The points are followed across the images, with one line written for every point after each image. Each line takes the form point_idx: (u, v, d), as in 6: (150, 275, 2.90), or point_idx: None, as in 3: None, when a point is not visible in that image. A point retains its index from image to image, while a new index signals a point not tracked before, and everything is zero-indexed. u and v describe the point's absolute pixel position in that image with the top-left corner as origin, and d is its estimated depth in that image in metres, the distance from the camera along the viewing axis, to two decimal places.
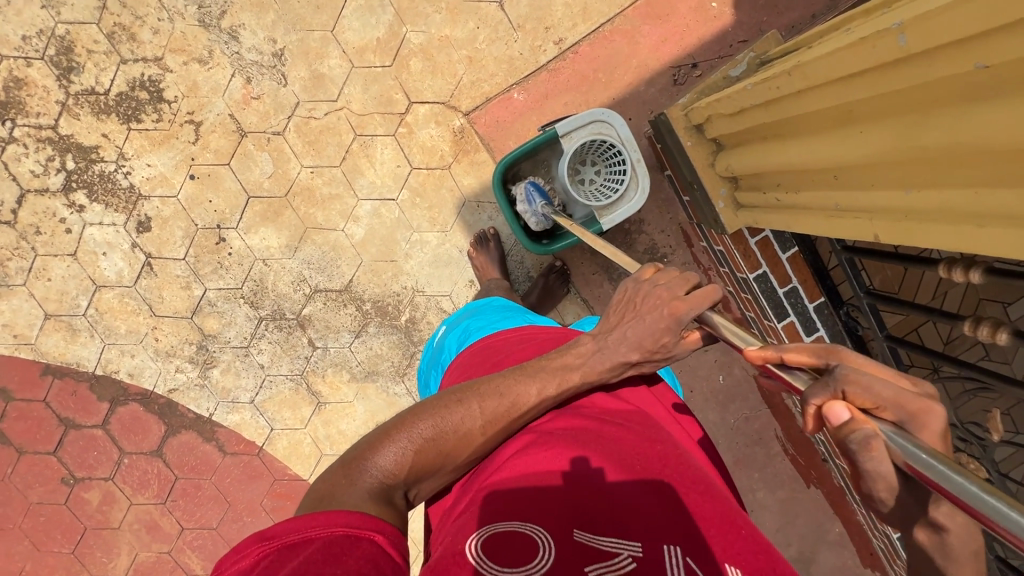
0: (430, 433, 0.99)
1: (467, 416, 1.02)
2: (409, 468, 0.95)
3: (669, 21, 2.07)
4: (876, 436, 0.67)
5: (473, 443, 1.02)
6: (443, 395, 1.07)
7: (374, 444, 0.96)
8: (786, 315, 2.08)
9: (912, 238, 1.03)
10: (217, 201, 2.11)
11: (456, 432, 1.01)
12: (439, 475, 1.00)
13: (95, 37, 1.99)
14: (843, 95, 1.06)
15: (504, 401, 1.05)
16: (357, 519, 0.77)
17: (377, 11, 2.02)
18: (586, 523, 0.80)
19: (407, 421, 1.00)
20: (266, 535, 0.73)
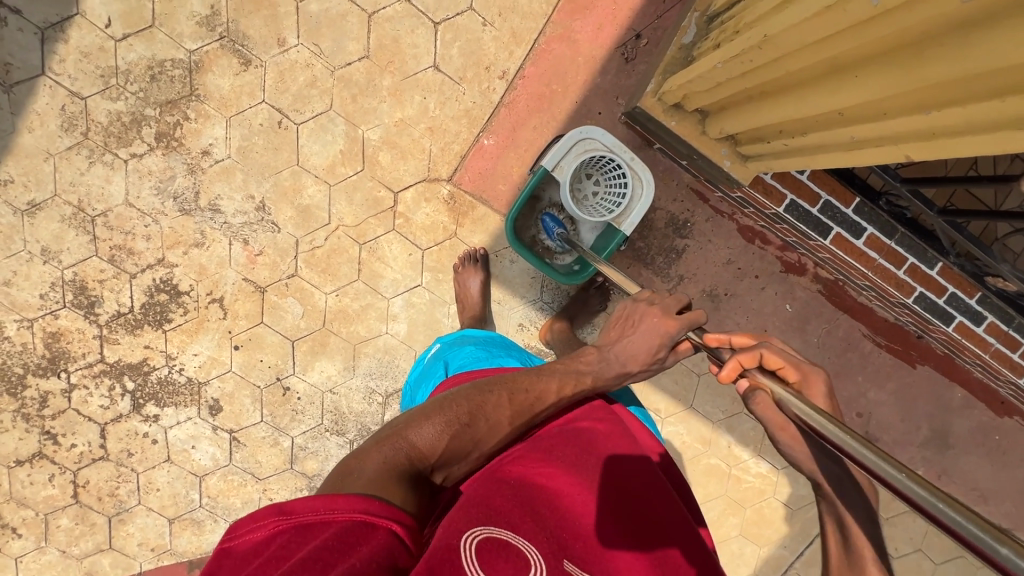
0: (466, 418, 1.05)
1: (499, 406, 1.10)
2: (442, 448, 0.99)
3: (596, 8, 2.05)
4: (761, 391, 1.01)
5: (505, 428, 1.09)
6: (474, 385, 1.15)
7: (412, 421, 1.02)
8: (829, 229, 2.03)
9: (951, 152, 1.02)
10: (268, 357, 2.18)
11: (487, 421, 1.07)
12: (466, 461, 1.05)
13: (99, 267, 2.06)
14: (831, 47, 1.06)
15: (530, 396, 1.15)
16: (381, 511, 0.77)
17: (329, 126, 2.04)
18: (576, 554, 0.85)
19: (457, 396, 1.10)
20: (284, 509, 0.74)
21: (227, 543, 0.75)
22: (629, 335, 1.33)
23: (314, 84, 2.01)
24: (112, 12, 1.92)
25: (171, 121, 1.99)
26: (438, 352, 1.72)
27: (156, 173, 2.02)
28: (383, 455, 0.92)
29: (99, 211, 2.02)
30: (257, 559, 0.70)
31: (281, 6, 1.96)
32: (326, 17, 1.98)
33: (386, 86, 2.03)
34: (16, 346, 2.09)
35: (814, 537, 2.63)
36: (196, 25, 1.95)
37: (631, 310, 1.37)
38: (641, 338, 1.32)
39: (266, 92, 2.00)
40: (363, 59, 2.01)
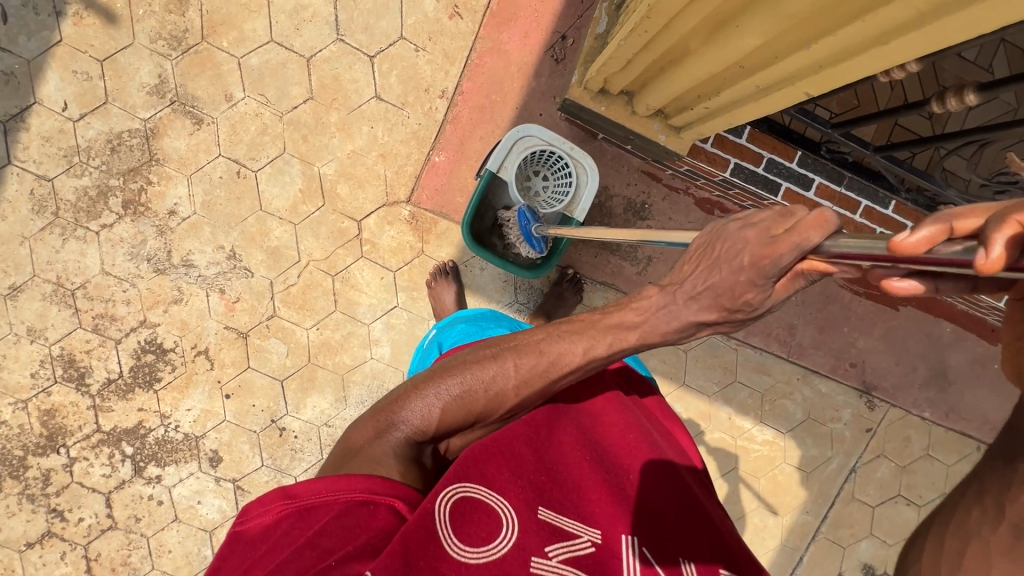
0: (460, 391, 1.00)
1: (501, 376, 0.99)
2: (437, 422, 0.99)
3: (520, 18, 2.16)
4: None
5: (507, 402, 0.99)
6: (493, 347, 1.05)
7: (421, 389, 1.02)
8: (778, 186, 2.08)
9: (841, 77, 1.09)
10: (260, 400, 2.21)
11: (486, 392, 0.99)
12: (471, 430, 1.03)
13: (85, 337, 2.12)
14: (706, 5, 1.14)
15: (543, 360, 0.98)
16: (380, 486, 0.82)
17: (286, 169, 2.13)
18: (552, 502, 0.89)
19: (469, 361, 1.04)
20: (288, 494, 0.81)
21: (240, 526, 0.83)
22: (707, 267, 0.82)
23: (265, 131, 2.11)
24: (66, 96, 2.03)
25: (135, 187, 2.09)
26: (433, 336, 1.78)
27: (128, 239, 2.10)
28: (380, 426, 0.98)
29: (78, 284, 2.10)
30: (269, 540, 0.78)
31: (223, 65, 2.08)
32: (267, 68, 2.09)
33: (334, 121, 2.13)
34: (14, 429, 2.14)
35: (836, 498, 2.60)
36: (147, 95, 2.06)
37: (718, 232, 0.81)
38: (730, 267, 0.78)
39: (221, 146, 2.10)
40: (308, 100, 2.12)
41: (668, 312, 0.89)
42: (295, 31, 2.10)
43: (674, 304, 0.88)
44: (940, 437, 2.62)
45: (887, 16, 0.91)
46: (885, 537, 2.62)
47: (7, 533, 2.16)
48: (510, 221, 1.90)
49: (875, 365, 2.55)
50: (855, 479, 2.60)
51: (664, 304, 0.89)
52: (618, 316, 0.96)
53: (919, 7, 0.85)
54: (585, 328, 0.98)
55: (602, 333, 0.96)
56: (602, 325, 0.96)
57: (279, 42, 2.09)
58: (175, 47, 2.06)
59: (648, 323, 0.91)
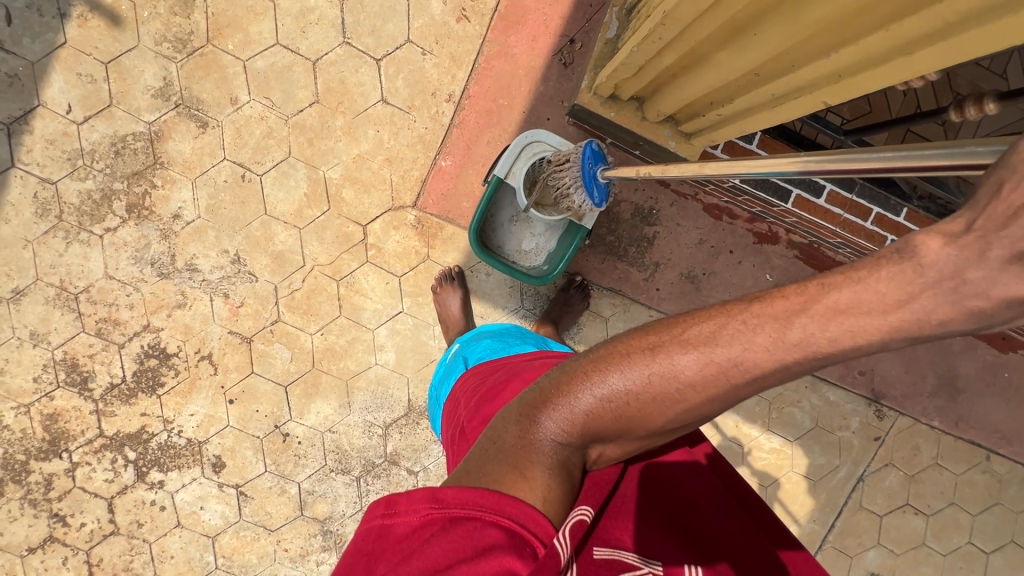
0: (617, 390, 0.79)
1: (661, 376, 0.75)
2: (584, 431, 0.83)
3: (528, 21, 2.13)
4: None
5: (672, 413, 0.77)
6: (652, 330, 0.78)
7: (569, 383, 0.84)
8: (788, 192, 2.04)
9: (860, 87, 1.06)
10: (263, 406, 2.19)
11: (645, 398, 0.77)
12: (626, 437, 0.85)
13: (87, 342, 2.11)
14: (724, 11, 1.11)
15: (726, 358, 0.69)
16: (530, 521, 0.74)
17: (290, 173, 2.11)
18: (610, 535, 0.90)
19: (621, 351, 0.79)
20: (437, 497, 0.76)
21: (387, 519, 0.79)
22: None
23: (270, 135, 2.09)
24: (70, 98, 2.02)
25: (139, 191, 2.07)
26: (454, 353, 1.76)
27: (131, 243, 2.09)
28: (523, 427, 0.85)
29: (81, 288, 2.08)
30: (412, 545, 0.74)
31: (229, 68, 2.06)
32: (273, 71, 2.07)
33: (339, 125, 2.11)
34: (16, 433, 2.12)
35: (843, 507, 2.57)
36: (151, 98, 2.04)
37: None
38: None
39: (226, 150, 2.08)
40: (314, 104, 2.10)
41: (968, 285, 0.52)
42: (300, 34, 2.08)
43: (979, 269, 0.50)
44: (949, 446, 2.59)
45: (913, 26, 0.88)
46: (892, 547, 2.59)
47: (8, 538, 2.14)
48: (570, 160, 1.69)
49: (885, 372, 2.53)
50: (863, 488, 2.58)
51: (955, 269, 0.52)
52: (853, 292, 0.59)
53: (947, 16, 0.82)
54: (793, 313, 0.63)
55: (822, 321, 0.61)
56: (824, 305, 0.61)
57: (285, 46, 2.07)
58: (180, 50, 2.04)
59: (917, 305, 0.55)
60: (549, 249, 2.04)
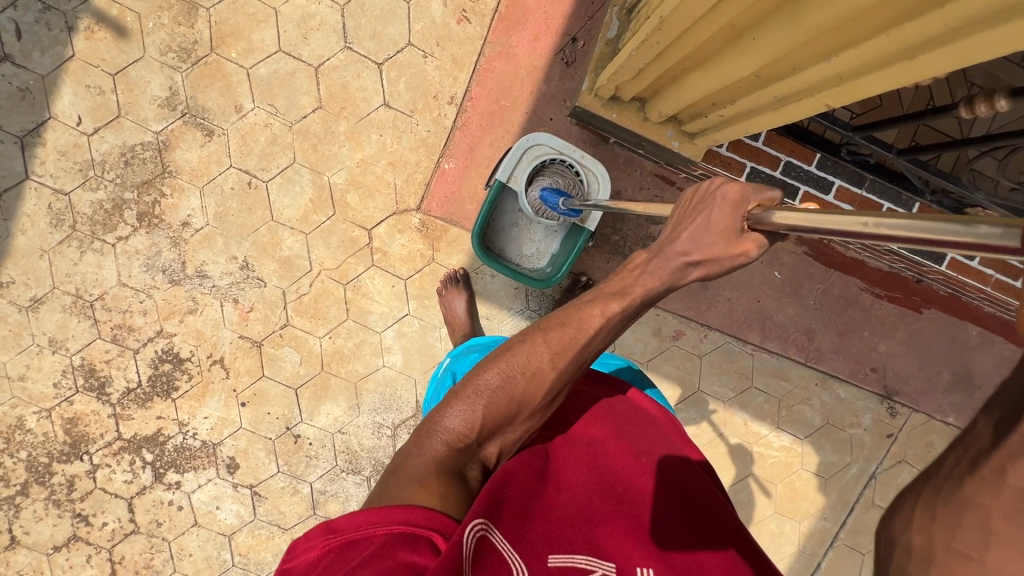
0: (499, 380, 1.00)
1: (532, 355, 1.00)
2: (479, 422, 0.98)
3: (529, 21, 2.12)
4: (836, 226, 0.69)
5: (547, 380, 1.00)
6: (517, 336, 1.06)
7: (457, 392, 1.02)
8: (796, 190, 1.99)
9: (863, 90, 1.04)
10: (275, 408, 2.23)
11: (523, 376, 1.00)
12: (516, 422, 1.01)
13: (104, 347, 2.16)
14: (723, 15, 1.10)
15: (569, 329, 1.00)
16: (421, 519, 0.78)
17: (296, 179, 2.13)
18: (564, 540, 0.88)
19: (498, 356, 1.05)
20: (332, 528, 0.77)
21: (286, 564, 0.79)
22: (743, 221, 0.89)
23: (276, 142, 2.11)
24: (80, 110, 2.05)
25: (149, 200, 2.11)
26: (445, 365, 1.78)
27: (143, 251, 2.13)
28: (423, 442, 0.98)
29: (96, 295, 2.13)
30: None
31: (233, 76, 2.08)
32: (277, 78, 2.09)
33: (343, 130, 2.13)
34: (39, 436, 2.19)
35: (855, 504, 2.55)
36: (158, 108, 2.07)
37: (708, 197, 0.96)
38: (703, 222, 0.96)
39: (232, 157, 2.11)
40: (317, 110, 2.11)
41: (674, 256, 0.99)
42: (303, 39, 2.08)
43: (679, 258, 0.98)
44: None
45: (914, 30, 0.86)
46: None
47: (34, 537, 2.22)
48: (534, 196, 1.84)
49: (898, 369, 2.49)
50: (875, 485, 2.55)
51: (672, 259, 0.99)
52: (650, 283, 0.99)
53: (950, 22, 0.80)
54: (600, 300, 1.00)
55: (617, 301, 0.99)
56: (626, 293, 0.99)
57: (288, 52, 2.08)
58: (185, 59, 2.07)
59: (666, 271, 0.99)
60: (552, 253, 2.04)
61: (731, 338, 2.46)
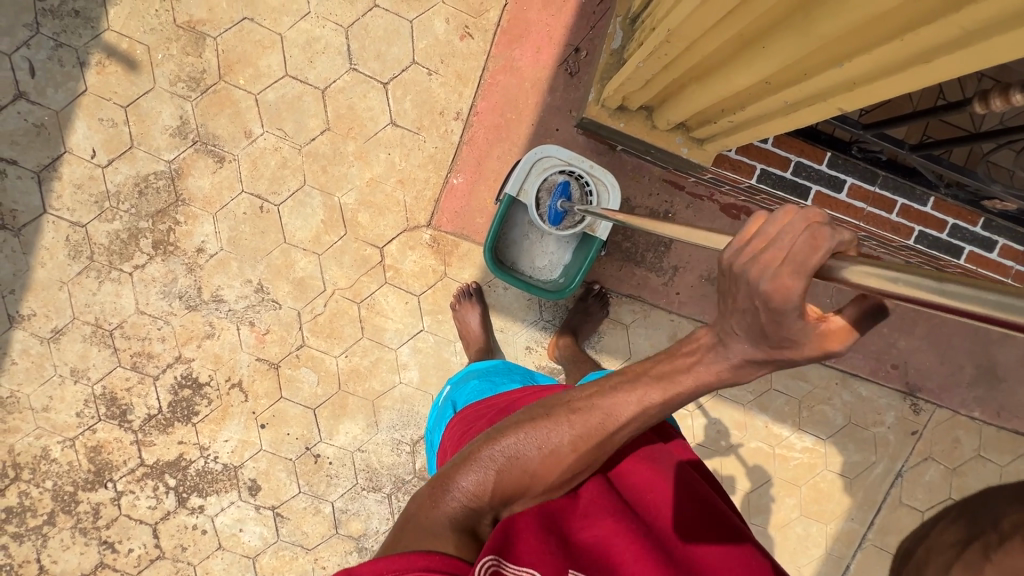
0: (512, 452, 0.93)
1: (554, 434, 0.91)
2: (493, 492, 0.91)
3: (531, 34, 2.12)
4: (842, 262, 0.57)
5: (568, 460, 0.90)
6: (543, 405, 0.97)
7: (471, 458, 0.96)
8: (808, 189, 1.99)
9: (877, 93, 1.04)
10: (294, 429, 2.24)
11: (541, 452, 0.92)
12: (531, 500, 0.93)
13: (124, 375, 2.19)
14: (732, 25, 1.09)
15: (597, 413, 0.88)
16: (429, 559, 0.75)
17: (307, 201, 2.15)
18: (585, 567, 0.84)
19: (516, 423, 0.97)
20: (339, 569, 0.72)
21: None
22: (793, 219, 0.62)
23: (286, 165, 2.13)
24: (94, 143, 2.09)
25: (164, 228, 2.13)
26: (445, 394, 1.76)
27: (159, 278, 2.15)
28: (433, 496, 0.92)
29: (116, 324, 2.16)
30: None
31: (241, 102, 2.10)
32: (284, 102, 2.11)
33: (351, 151, 2.14)
34: (64, 465, 2.21)
35: (882, 504, 2.51)
36: (170, 137, 2.10)
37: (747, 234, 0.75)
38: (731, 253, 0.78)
39: (243, 182, 2.13)
40: (325, 132, 2.13)
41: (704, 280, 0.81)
42: (309, 63, 2.11)
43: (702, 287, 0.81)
44: (992, 437, 2.51)
45: (929, 35, 0.85)
46: None
47: (62, 565, 2.24)
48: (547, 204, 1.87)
49: (919, 364, 2.45)
50: (901, 484, 2.51)
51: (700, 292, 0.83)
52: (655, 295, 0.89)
53: (965, 26, 0.79)
54: (634, 377, 0.86)
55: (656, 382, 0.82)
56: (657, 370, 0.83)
57: (294, 76, 2.11)
58: (194, 88, 2.09)
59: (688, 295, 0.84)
60: (564, 263, 2.04)
61: None
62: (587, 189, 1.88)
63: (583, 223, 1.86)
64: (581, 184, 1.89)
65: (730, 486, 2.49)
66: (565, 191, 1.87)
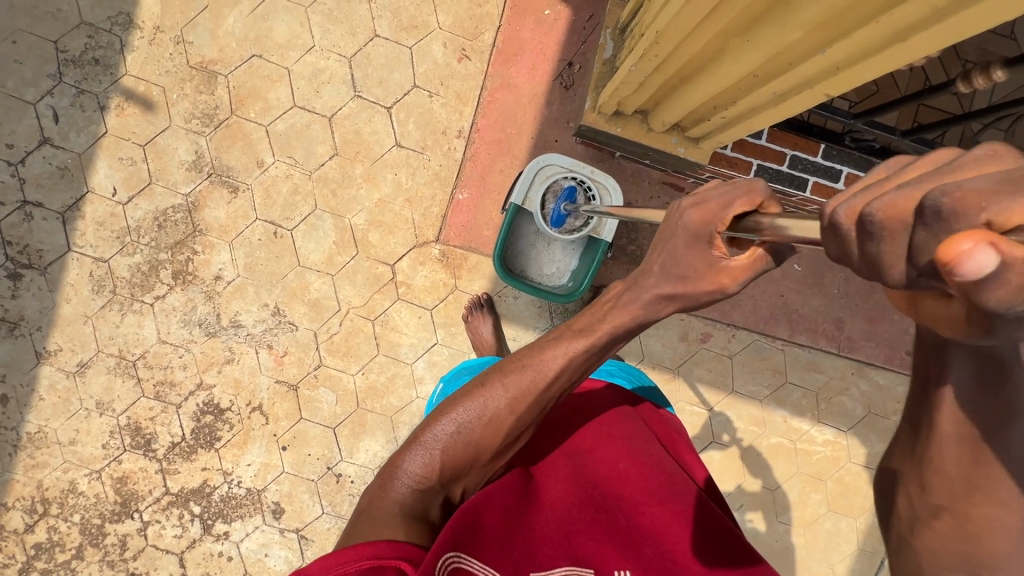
0: (456, 427, 1.02)
1: (491, 401, 1.00)
2: (439, 467, 1.01)
3: (526, 52, 2.22)
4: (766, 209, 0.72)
5: (510, 421, 0.99)
6: (481, 376, 1.06)
7: (417, 439, 1.05)
8: (805, 181, 2.03)
9: (859, 76, 1.09)
10: (315, 449, 2.27)
11: (483, 418, 1.01)
12: (478, 467, 1.04)
13: (148, 405, 2.23)
14: (716, 22, 1.15)
15: (526, 373, 0.98)
16: (389, 552, 0.78)
17: (319, 224, 2.22)
18: (541, 557, 0.91)
19: (457, 401, 1.05)
20: (304, 571, 0.74)
21: None
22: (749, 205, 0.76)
23: (297, 191, 2.21)
24: (115, 182, 2.18)
25: (182, 258, 2.21)
26: (441, 391, 1.78)
27: (179, 307, 2.22)
28: (384, 484, 1.01)
29: (138, 355, 2.22)
30: None
31: (253, 134, 2.20)
32: (294, 131, 2.21)
33: (359, 173, 2.22)
34: (91, 498, 2.24)
35: None
36: (186, 171, 2.19)
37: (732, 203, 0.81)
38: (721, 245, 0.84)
39: (258, 210, 2.21)
40: (334, 157, 2.22)
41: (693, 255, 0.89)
42: (315, 93, 2.21)
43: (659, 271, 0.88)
44: None
45: (903, 15, 0.90)
46: None
47: None
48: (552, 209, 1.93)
49: None
50: None
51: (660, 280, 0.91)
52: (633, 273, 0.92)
53: (936, 3, 0.85)
54: (563, 334, 0.97)
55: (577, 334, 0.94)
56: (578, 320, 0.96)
57: (302, 106, 2.21)
58: (208, 124, 2.20)
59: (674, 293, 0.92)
60: (571, 268, 2.08)
61: (760, 336, 2.45)
62: (590, 194, 1.94)
63: (587, 227, 1.91)
64: (584, 189, 1.94)
65: (753, 484, 2.46)
66: (569, 196, 1.92)
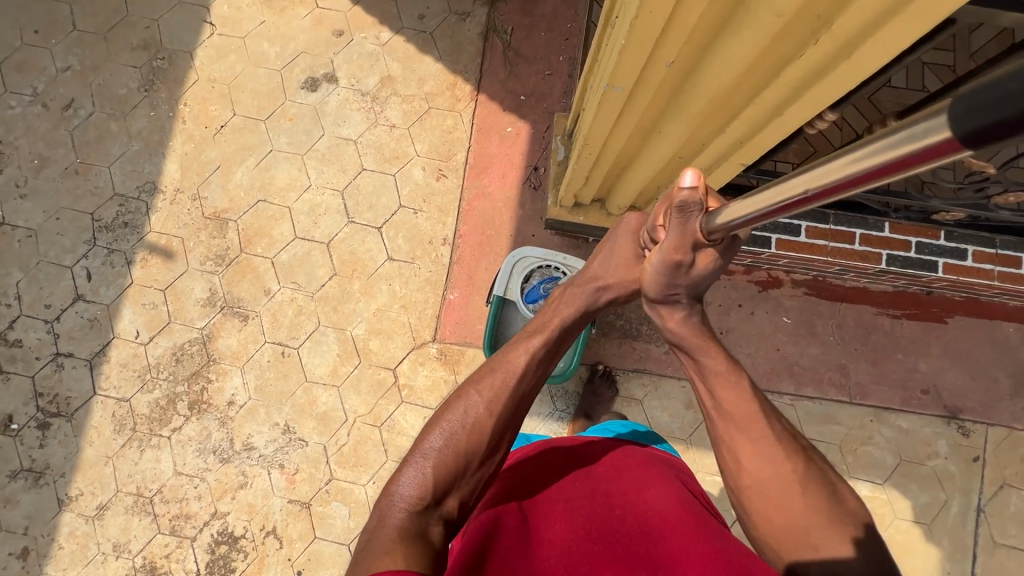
0: (444, 439, 1.08)
1: (470, 407, 1.11)
2: (433, 482, 1.03)
3: (496, 163, 2.50)
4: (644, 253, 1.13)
5: (491, 418, 1.11)
6: (453, 391, 1.17)
7: (405, 466, 1.07)
8: (768, 239, 2.17)
9: (759, 147, 1.28)
10: (331, 571, 2.20)
11: (466, 424, 1.10)
12: (468, 475, 1.08)
13: (163, 541, 2.23)
14: (630, 122, 1.35)
15: (496, 374, 1.16)
16: None
17: (322, 340, 2.37)
18: None
19: (437, 421, 1.13)
20: None
21: None
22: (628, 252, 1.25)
23: (301, 312, 2.40)
24: (138, 325, 2.40)
25: (198, 388, 2.34)
26: None
27: (195, 437, 2.31)
28: (381, 516, 0.99)
29: (155, 489, 2.27)
30: None
31: (260, 267, 2.44)
32: (296, 260, 2.44)
33: (357, 288, 2.42)
34: None
35: (975, 548, 2.27)
36: (202, 307, 2.41)
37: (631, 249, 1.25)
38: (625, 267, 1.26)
39: (267, 334, 2.38)
40: (333, 277, 2.43)
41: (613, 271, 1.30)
42: (314, 224, 2.48)
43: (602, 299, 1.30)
44: None
45: (771, 97, 1.11)
46: None
47: None
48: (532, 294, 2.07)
49: (950, 384, 2.39)
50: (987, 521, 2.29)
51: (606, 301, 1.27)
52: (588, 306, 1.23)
53: (792, 84, 1.06)
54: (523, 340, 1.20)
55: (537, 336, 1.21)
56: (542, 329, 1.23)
57: (302, 237, 2.47)
58: (221, 263, 2.45)
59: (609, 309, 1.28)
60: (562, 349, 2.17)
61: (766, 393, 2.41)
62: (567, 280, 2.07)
63: None
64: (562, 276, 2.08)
65: None
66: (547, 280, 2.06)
